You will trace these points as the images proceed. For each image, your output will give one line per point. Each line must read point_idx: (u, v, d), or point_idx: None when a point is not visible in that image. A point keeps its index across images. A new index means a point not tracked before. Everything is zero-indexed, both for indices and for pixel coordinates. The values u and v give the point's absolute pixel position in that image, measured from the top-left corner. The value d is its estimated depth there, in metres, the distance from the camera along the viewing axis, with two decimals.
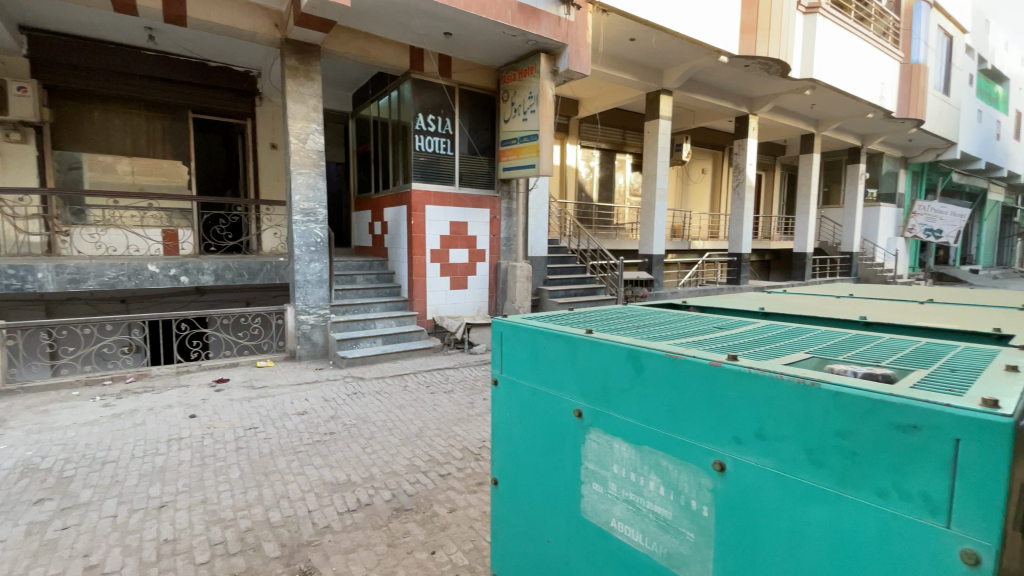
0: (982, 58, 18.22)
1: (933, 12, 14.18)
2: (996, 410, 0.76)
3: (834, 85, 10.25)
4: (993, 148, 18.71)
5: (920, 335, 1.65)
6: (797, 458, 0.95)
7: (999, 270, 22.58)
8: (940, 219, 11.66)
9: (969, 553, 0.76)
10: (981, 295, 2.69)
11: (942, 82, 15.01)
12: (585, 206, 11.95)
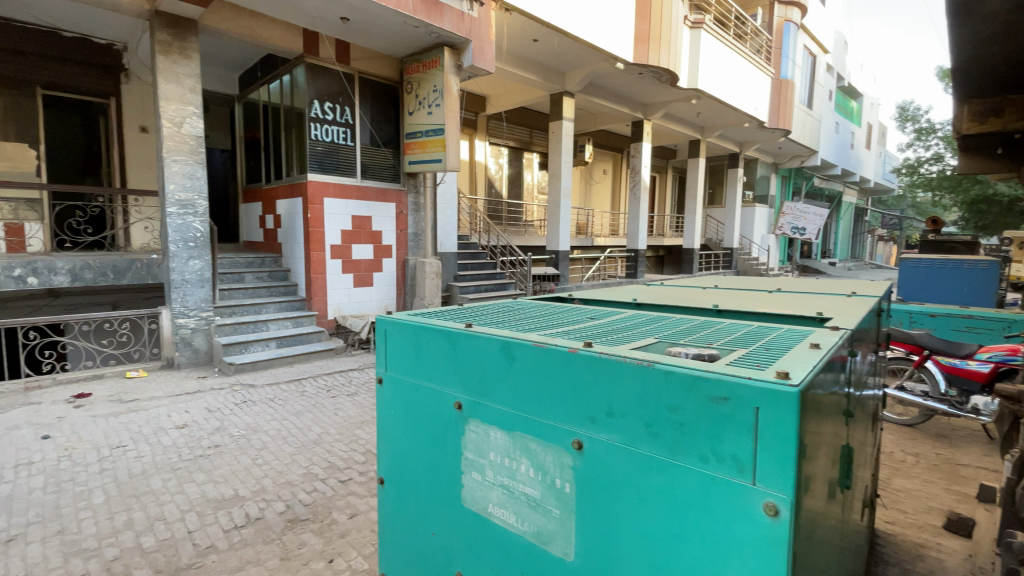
0: (839, 78, 20.83)
1: (800, 34, 15.92)
2: (785, 380, 0.72)
3: (716, 96, 11.14)
4: (846, 157, 21.52)
5: (764, 319, 1.49)
6: (637, 432, 0.87)
7: (852, 263, 26.14)
8: (805, 218, 13.02)
9: (770, 506, 0.71)
10: (836, 284, 2.93)
11: (805, 99, 17.02)
12: (495, 203, 11.95)
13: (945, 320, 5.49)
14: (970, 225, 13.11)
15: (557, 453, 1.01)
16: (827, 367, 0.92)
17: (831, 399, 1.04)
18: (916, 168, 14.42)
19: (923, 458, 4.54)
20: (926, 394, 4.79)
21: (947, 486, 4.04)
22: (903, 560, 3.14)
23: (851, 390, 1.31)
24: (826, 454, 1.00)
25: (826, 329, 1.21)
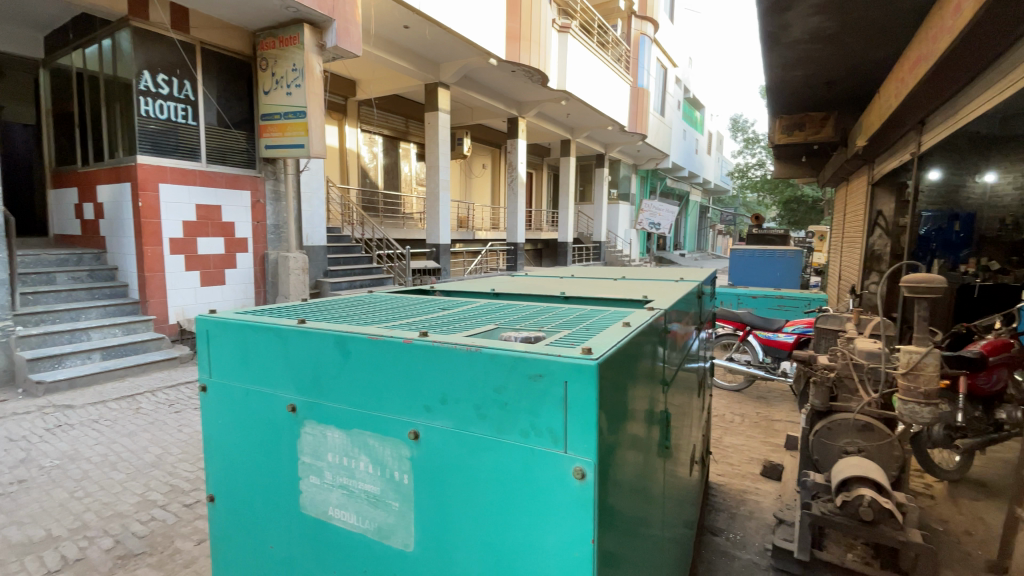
0: (685, 90, 23.40)
1: (654, 47, 17.54)
2: (588, 354, 0.77)
3: (582, 98, 11.81)
4: (692, 160, 24.32)
5: (602, 305, 1.59)
6: (468, 415, 0.85)
7: (698, 253, 29.74)
8: (660, 215, 14.30)
9: (578, 471, 0.75)
10: (675, 271, 3.29)
11: (658, 106, 18.81)
12: (370, 195, 11.41)
13: (764, 300, 6.48)
14: (784, 221, 15.66)
15: (393, 445, 0.95)
16: (634, 344, 1.01)
17: (639, 372, 1.17)
18: (746, 171, 16.74)
19: (748, 418, 5.33)
20: (750, 362, 5.64)
21: (765, 439, 4.79)
22: (732, 506, 3.66)
23: (665, 365, 1.48)
24: (632, 417, 1.13)
25: (643, 311, 1.34)
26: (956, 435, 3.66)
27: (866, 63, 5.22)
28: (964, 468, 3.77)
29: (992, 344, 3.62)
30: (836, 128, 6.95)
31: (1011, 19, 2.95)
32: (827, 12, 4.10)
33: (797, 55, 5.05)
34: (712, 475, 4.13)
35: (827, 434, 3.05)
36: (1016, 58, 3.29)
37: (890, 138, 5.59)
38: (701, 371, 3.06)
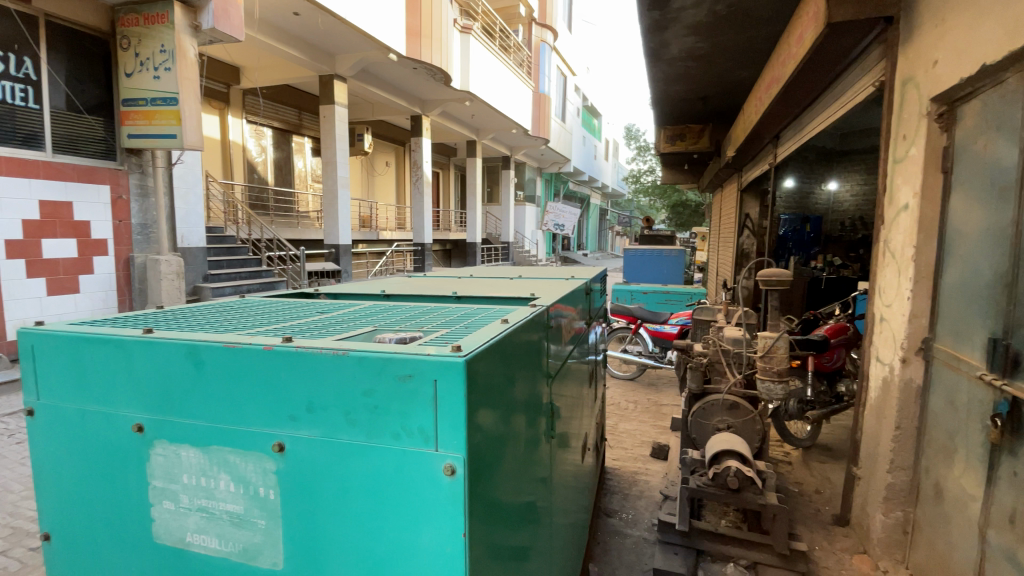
0: (584, 97, 24.54)
1: (553, 55, 18.17)
2: (457, 351, 0.78)
3: (485, 99, 11.89)
4: (592, 165, 25.58)
5: (492, 303, 1.62)
6: (337, 422, 0.82)
7: (600, 254, 31.31)
8: (562, 216, 14.70)
9: (449, 467, 0.76)
10: (567, 270, 3.45)
11: (559, 111, 19.46)
12: (259, 191, 10.53)
13: (653, 295, 7.00)
14: (673, 223, 17.00)
15: (257, 458, 0.89)
16: (510, 340, 1.05)
17: (516, 366, 1.21)
18: (639, 177, 17.88)
19: (641, 404, 5.73)
20: (641, 352, 6.09)
21: (655, 423, 5.18)
22: (625, 488, 3.91)
23: (544, 360, 1.55)
24: (508, 409, 1.18)
25: (526, 308, 1.39)
26: (808, 408, 4.19)
27: (734, 81, 5.82)
28: (814, 436, 4.33)
29: (833, 329, 4.24)
30: (710, 140, 7.69)
31: (839, 52, 3.46)
32: (699, 34, 4.52)
33: (676, 71, 5.51)
34: (608, 460, 4.38)
35: (702, 414, 3.37)
36: (846, 85, 3.86)
37: (754, 149, 6.28)
38: (592, 364, 3.24)
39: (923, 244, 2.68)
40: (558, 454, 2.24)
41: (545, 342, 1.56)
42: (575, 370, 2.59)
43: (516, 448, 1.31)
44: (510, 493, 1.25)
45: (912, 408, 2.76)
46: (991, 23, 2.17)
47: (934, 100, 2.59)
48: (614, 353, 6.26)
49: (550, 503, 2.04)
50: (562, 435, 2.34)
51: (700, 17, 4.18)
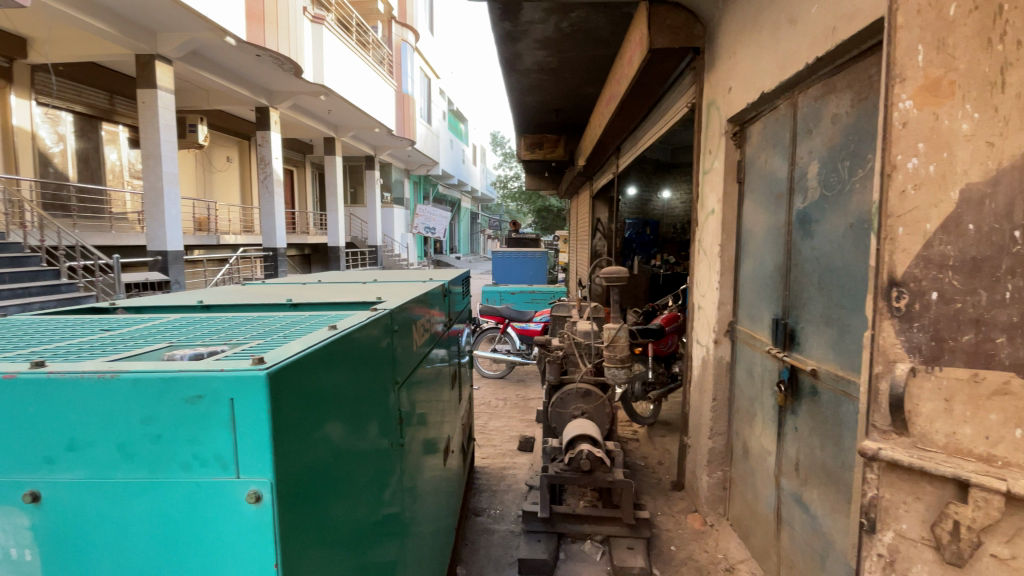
0: (449, 100, 24.51)
1: (415, 55, 17.85)
2: (259, 364, 0.71)
3: (342, 95, 11.22)
4: (460, 168, 25.65)
5: (332, 308, 1.52)
6: (110, 458, 0.69)
7: (472, 256, 31.52)
8: (433, 220, 14.27)
9: (253, 494, 0.69)
10: (427, 273, 3.39)
11: (423, 113, 19.16)
12: (55, 189, 8.68)
13: (520, 295, 7.18)
14: (538, 227, 17.80)
15: (0, 516, 0.71)
16: (334, 349, 0.98)
17: (350, 374, 1.15)
18: (507, 182, 18.34)
19: (510, 400, 5.88)
20: (509, 350, 6.29)
21: (522, 417, 5.35)
22: (494, 484, 3.98)
23: (390, 366, 1.49)
24: (346, 420, 1.12)
25: (363, 314, 1.33)
26: (650, 389, 4.70)
27: (582, 95, 6.27)
28: (656, 413, 4.87)
29: (668, 317, 4.82)
30: (565, 149, 8.24)
31: (662, 75, 3.92)
32: (548, 48, 4.77)
33: (530, 82, 5.76)
34: (478, 459, 4.43)
35: (560, 404, 3.56)
36: (668, 104, 4.40)
37: (601, 159, 6.85)
38: (456, 364, 3.21)
39: (726, 243, 3.17)
40: (422, 460, 2.19)
41: (391, 347, 1.51)
42: (434, 373, 2.53)
43: (362, 460, 1.25)
44: (356, 509, 1.18)
45: (724, 381, 3.24)
46: (763, 60, 2.64)
47: (729, 121, 3.07)
48: (484, 353, 6.34)
49: (414, 513, 1.97)
50: (425, 440, 2.29)
51: (548, 33, 4.42)
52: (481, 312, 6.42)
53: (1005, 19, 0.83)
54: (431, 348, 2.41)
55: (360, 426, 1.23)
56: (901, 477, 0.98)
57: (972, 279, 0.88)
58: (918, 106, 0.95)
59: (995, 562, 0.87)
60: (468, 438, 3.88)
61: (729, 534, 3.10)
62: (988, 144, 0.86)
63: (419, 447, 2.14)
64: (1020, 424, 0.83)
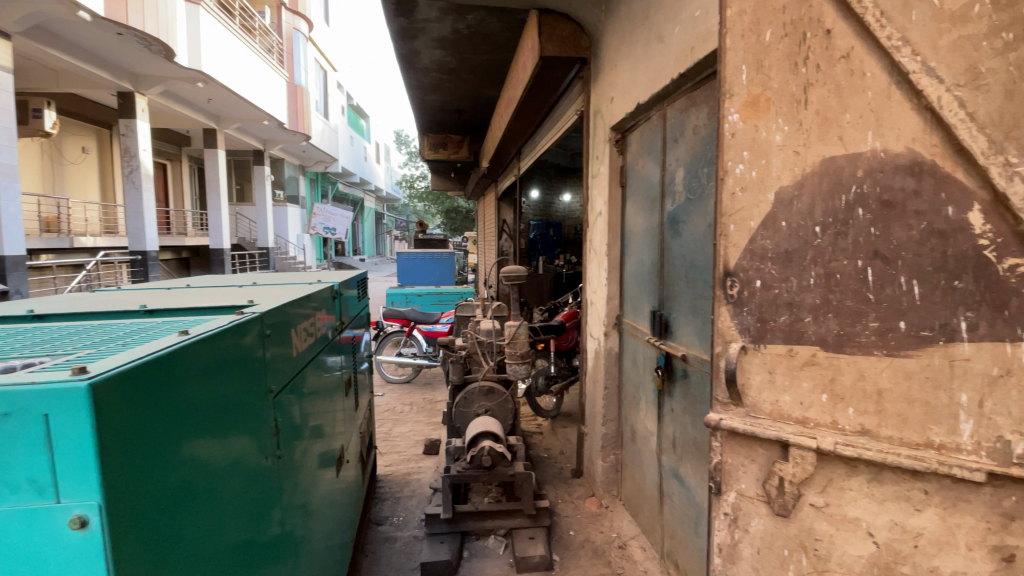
0: (348, 95, 23.39)
1: (309, 46, 16.81)
2: (81, 374, 0.65)
3: (224, 83, 10.26)
4: (361, 166, 24.56)
5: (195, 313, 1.39)
6: None
7: (378, 259, 30.29)
8: (332, 220, 13.51)
9: (77, 519, 0.63)
10: (319, 275, 3.22)
11: (319, 107, 18.10)
12: None
13: (427, 297, 6.99)
14: (447, 228, 17.32)
15: None
16: (185, 357, 0.92)
17: (214, 383, 1.07)
18: (413, 182, 17.76)
19: (416, 404, 5.74)
20: (415, 353, 6.14)
21: (429, 420, 5.26)
22: (397, 491, 3.88)
23: (264, 374, 1.41)
24: (211, 433, 1.04)
25: (226, 320, 1.24)
26: (552, 382, 4.92)
27: (483, 97, 6.31)
28: (558, 406, 5.04)
29: (568, 314, 4.95)
30: (469, 150, 8.23)
31: (553, 83, 4.07)
32: (446, 48, 4.74)
33: (430, 81, 5.69)
34: (380, 466, 4.31)
35: (463, 403, 3.56)
36: (561, 110, 4.58)
37: (503, 162, 6.94)
38: (354, 371, 3.11)
39: (613, 242, 3.39)
40: (317, 472, 2.09)
41: (264, 353, 1.42)
42: (328, 382, 2.41)
43: (234, 477, 1.17)
44: (227, 530, 1.10)
45: (614, 371, 3.46)
46: (637, 74, 2.86)
47: (612, 129, 3.29)
48: (389, 358, 6.12)
49: (307, 530, 1.87)
50: (320, 452, 2.18)
51: (445, 33, 4.39)
52: (385, 315, 6.12)
53: (805, 47, 1.00)
54: (323, 353, 2.29)
55: (230, 439, 1.16)
56: (739, 443, 1.12)
57: (785, 268, 1.04)
58: (743, 119, 1.09)
59: (813, 510, 1.02)
60: (369, 444, 3.76)
61: (621, 513, 3.31)
62: (796, 153, 1.02)
63: (313, 461, 2.04)
64: (823, 388, 1.00)
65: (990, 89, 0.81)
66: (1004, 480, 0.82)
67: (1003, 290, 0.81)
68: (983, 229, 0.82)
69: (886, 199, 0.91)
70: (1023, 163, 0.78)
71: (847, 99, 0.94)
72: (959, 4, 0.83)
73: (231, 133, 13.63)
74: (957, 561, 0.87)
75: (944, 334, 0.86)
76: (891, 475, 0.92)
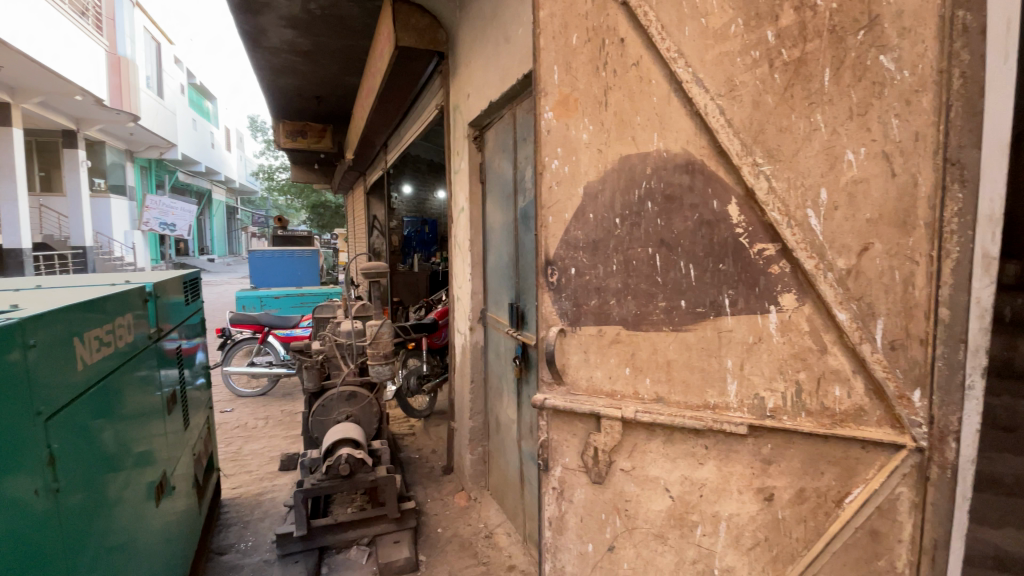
0: (189, 72, 20.39)
1: (136, 12, 14.31)
2: None
3: (18, 47, 8.26)
4: (207, 155, 21.59)
5: None
6: None
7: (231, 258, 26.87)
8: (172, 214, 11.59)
9: None
10: (139, 275, 2.74)
11: (149, 83, 15.48)
12: None
13: (287, 299, 6.33)
14: (312, 225, 14.98)
15: None
16: None
17: None
18: (273, 173, 15.75)
19: (272, 418, 5.00)
20: (271, 362, 5.42)
21: (287, 433, 4.64)
22: (246, 515, 3.29)
23: (42, 392, 1.18)
24: None
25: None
26: (424, 381, 4.77)
27: (345, 85, 5.89)
28: (431, 405, 4.90)
29: (441, 311, 4.90)
30: (332, 141, 7.62)
31: (413, 75, 3.94)
32: (297, 28, 4.33)
33: (282, 63, 5.15)
34: (225, 490, 3.57)
35: (322, 411, 3.25)
36: (423, 104, 4.47)
37: (368, 155, 6.58)
38: (184, 391, 2.63)
39: (474, 238, 3.41)
40: (145, 504, 1.81)
41: (40, 367, 1.18)
42: (154, 400, 2.08)
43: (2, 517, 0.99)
44: None
45: (480, 365, 3.49)
46: (489, 72, 2.90)
47: (469, 125, 3.30)
48: (238, 369, 5.33)
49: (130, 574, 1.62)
50: (148, 480, 1.90)
51: (294, 12, 4.01)
52: (232, 320, 5.39)
53: (605, 53, 1.08)
54: (141, 367, 1.96)
55: None
56: (562, 419, 1.20)
57: (594, 256, 1.13)
58: (556, 118, 1.16)
59: (622, 474, 1.13)
60: (210, 463, 3.25)
61: (489, 504, 3.34)
62: (600, 151, 1.11)
63: (138, 492, 1.76)
64: (627, 362, 1.11)
65: (742, 100, 0.95)
66: (759, 429, 0.98)
67: (754, 270, 0.96)
68: (738, 219, 0.97)
69: (668, 193, 1.03)
70: (765, 164, 0.93)
71: (637, 103, 1.05)
72: (720, 24, 0.96)
73: (30, 109, 10.96)
74: (732, 504, 1.01)
75: (714, 310, 1.00)
76: (679, 435, 1.05)
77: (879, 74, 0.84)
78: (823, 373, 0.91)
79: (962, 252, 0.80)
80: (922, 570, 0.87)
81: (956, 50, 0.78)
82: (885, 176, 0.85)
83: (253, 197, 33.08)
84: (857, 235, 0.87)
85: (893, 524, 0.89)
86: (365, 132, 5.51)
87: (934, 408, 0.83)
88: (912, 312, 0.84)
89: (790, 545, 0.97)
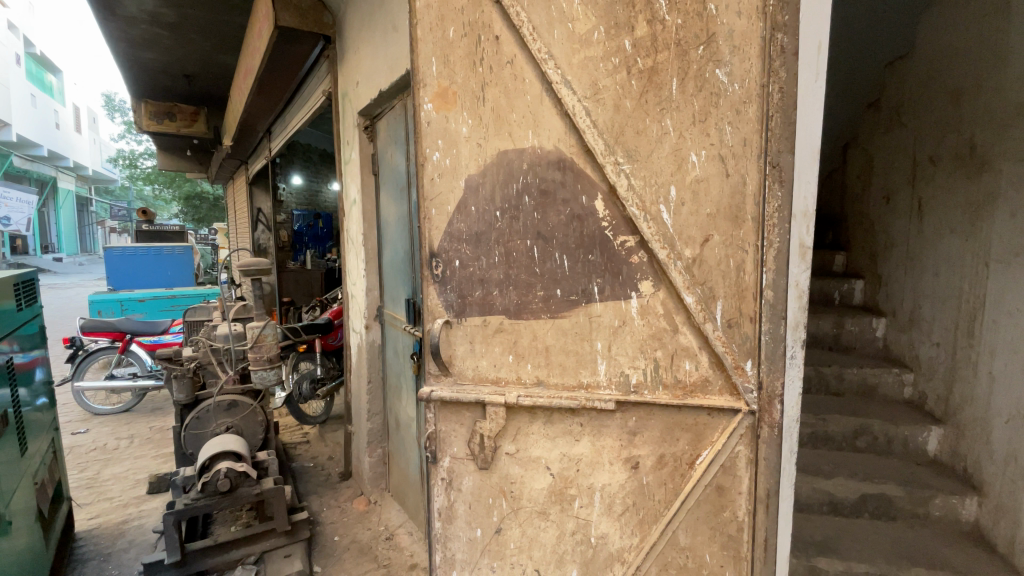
0: (25, 40, 17.24)
1: None
2: None
3: None
4: (51, 138, 18.42)
5: None
6: None
7: (85, 258, 23.19)
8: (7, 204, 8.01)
9: None
10: None
11: None
12: None
13: (154, 302, 5.62)
14: (187, 219, 13.40)
15: None
16: None
17: None
18: (136, 160, 13.84)
19: (139, 436, 4.45)
20: (135, 374, 4.77)
21: (157, 453, 4.12)
22: (106, 547, 2.87)
23: None
24: None
25: None
26: (319, 386, 4.50)
27: (221, 64, 5.35)
28: (327, 410, 4.64)
29: (335, 311, 4.65)
30: (206, 125, 6.86)
31: (297, 58, 3.69)
32: None
33: (141, 35, 4.53)
34: (78, 522, 3.10)
35: (196, 425, 2.94)
36: (309, 90, 4.20)
37: (250, 142, 6.04)
38: (19, 412, 2.23)
39: (368, 232, 3.29)
40: None
41: None
42: None
43: None
44: None
45: (378, 363, 3.39)
46: (378, 59, 2.79)
47: (360, 114, 3.17)
48: (93, 384, 4.63)
49: None
50: None
51: None
52: (82, 328, 4.65)
53: (481, 49, 1.11)
54: None
55: None
56: (449, 409, 1.21)
57: (476, 248, 1.16)
58: (436, 110, 1.16)
59: (508, 458, 1.17)
60: (56, 492, 2.79)
61: (390, 505, 3.25)
62: (478, 145, 1.13)
63: None
64: (510, 350, 1.15)
65: (605, 103, 1.03)
66: (625, 405, 1.07)
67: (617, 259, 1.04)
68: (604, 213, 1.05)
69: (544, 188, 1.09)
70: (625, 163, 1.02)
71: (513, 100, 1.09)
72: (584, 30, 1.03)
73: None
74: (604, 475, 1.10)
75: (586, 297, 1.08)
76: (558, 415, 1.12)
77: (716, 86, 0.95)
78: (676, 351, 1.03)
79: (780, 242, 0.95)
80: (757, 516, 1.02)
81: (774, 68, 0.92)
82: (721, 176, 0.97)
83: (109, 186, 28.69)
84: (700, 228, 0.99)
85: (734, 479, 1.02)
86: (245, 117, 5.04)
87: (762, 375, 0.98)
88: (744, 293, 0.97)
89: (654, 507, 1.08)
